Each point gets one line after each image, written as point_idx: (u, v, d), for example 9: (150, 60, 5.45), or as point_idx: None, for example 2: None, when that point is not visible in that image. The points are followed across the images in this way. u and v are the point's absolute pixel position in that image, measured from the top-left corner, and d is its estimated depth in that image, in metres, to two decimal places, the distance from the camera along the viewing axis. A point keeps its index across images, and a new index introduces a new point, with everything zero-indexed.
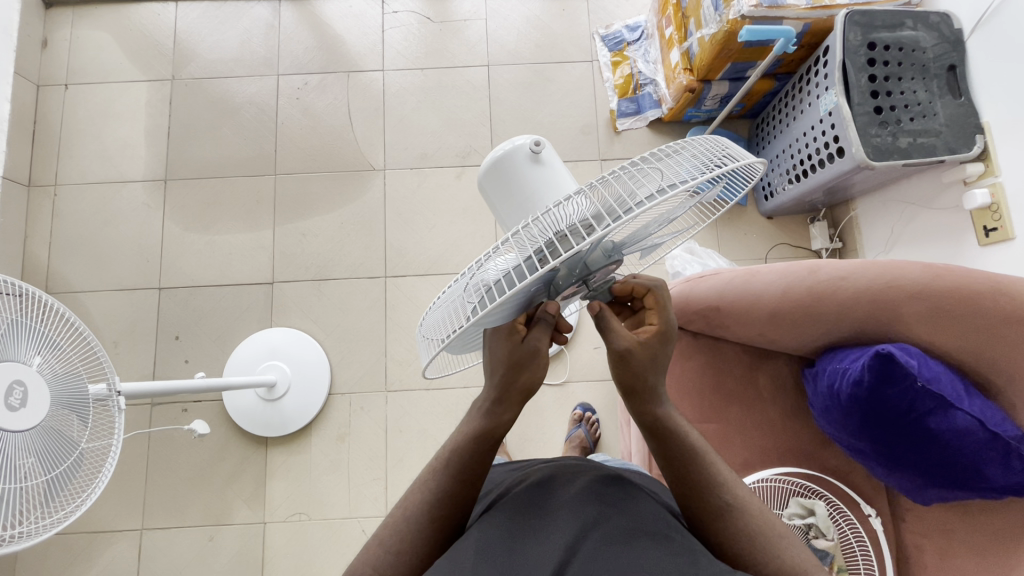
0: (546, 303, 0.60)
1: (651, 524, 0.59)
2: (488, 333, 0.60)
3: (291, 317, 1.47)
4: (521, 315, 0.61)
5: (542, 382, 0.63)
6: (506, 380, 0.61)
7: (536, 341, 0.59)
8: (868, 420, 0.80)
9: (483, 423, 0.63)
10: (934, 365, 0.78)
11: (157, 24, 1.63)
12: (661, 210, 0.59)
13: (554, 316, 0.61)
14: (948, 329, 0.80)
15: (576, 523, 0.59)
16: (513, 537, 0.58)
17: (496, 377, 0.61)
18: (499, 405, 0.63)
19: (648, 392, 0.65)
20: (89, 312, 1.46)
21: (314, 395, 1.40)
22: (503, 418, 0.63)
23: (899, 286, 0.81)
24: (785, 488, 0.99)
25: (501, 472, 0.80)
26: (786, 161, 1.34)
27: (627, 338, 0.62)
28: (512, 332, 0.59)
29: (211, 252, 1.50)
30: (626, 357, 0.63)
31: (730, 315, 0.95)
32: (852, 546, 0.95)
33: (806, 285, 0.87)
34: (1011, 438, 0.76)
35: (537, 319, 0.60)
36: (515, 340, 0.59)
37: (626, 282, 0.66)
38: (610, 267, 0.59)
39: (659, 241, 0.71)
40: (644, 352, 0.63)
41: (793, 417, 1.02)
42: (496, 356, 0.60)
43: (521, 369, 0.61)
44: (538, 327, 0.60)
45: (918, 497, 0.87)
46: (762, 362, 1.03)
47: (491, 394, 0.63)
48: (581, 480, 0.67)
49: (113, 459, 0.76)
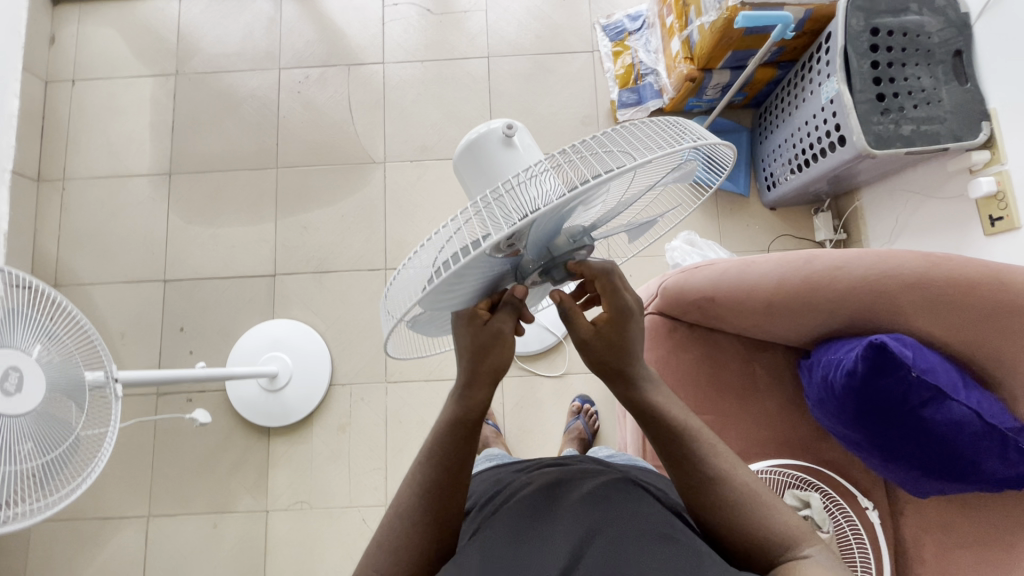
0: (513, 287, 0.61)
1: (656, 525, 0.59)
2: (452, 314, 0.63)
3: (293, 308, 1.49)
4: (483, 301, 0.63)
5: (512, 363, 0.62)
6: (473, 363, 0.62)
7: (499, 325, 0.60)
8: (864, 412, 0.79)
9: (456, 409, 0.63)
10: (930, 356, 0.77)
11: (161, 20, 1.65)
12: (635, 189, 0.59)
13: (520, 299, 0.61)
14: (945, 320, 0.79)
15: (581, 524, 0.59)
16: (520, 538, 0.59)
17: (464, 362, 0.62)
18: (471, 388, 0.63)
19: (632, 384, 0.65)
20: (97, 304, 1.49)
21: (316, 385, 1.42)
22: (473, 401, 0.63)
23: (894, 277, 0.80)
24: (780, 480, 0.98)
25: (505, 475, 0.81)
26: (788, 151, 1.32)
27: (580, 330, 0.63)
28: (473, 318, 0.60)
29: (214, 245, 1.52)
30: (587, 345, 0.63)
31: (724, 305, 0.93)
32: (848, 537, 0.94)
33: (798, 274, 0.86)
34: (1009, 429, 0.74)
35: (503, 304, 0.61)
36: (476, 324, 0.60)
37: (581, 265, 0.58)
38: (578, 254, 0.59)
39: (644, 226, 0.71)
40: (603, 335, 0.63)
41: (790, 409, 1.01)
42: (462, 342, 0.61)
43: (488, 352, 0.61)
44: (503, 311, 0.60)
45: (914, 489, 0.86)
46: (759, 353, 1.02)
47: (461, 380, 0.64)
48: (586, 482, 0.67)
49: (109, 445, 0.78)
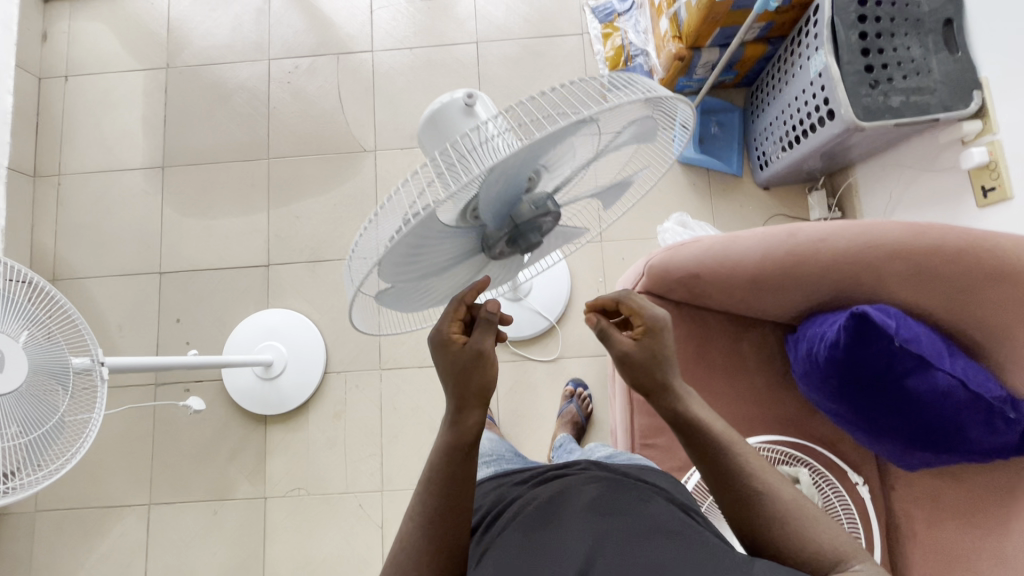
0: (488, 304, 0.64)
1: (665, 523, 0.60)
2: (431, 332, 0.66)
3: (287, 297, 1.50)
4: (456, 325, 0.66)
5: (496, 381, 0.65)
6: (460, 386, 0.64)
7: (479, 343, 0.63)
8: (849, 383, 0.78)
9: (448, 437, 0.65)
10: (914, 325, 0.76)
11: (151, 14, 1.65)
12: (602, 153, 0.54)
13: (494, 315, 0.65)
14: (928, 288, 0.79)
15: (592, 528, 0.59)
16: (534, 546, 0.59)
17: (450, 386, 0.65)
18: (460, 413, 0.65)
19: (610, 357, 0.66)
20: (94, 297, 1.51)
21: (311, 373, 1.43)
22: (467, 425, 0.65)
23: (879, 247, 0.79)
24: (769, 457, 0.97)
25: (506, 486, 0.80)
26: (779, 128, 1.31)
27: (619, 345, 0.66)
28: (451, 343, 0.64)
29: (208, 236, 1.53)
30: (628, 360, 0.66)
31: (710, 281, 0.92)
32: (836, 510, 0.94)
33: (785, 248, 0.85)
34: (995, 398, 0.73)
35: (481, 321, 0.64)
36: (453, 350, 0.64)
37: (597, 300, 0.71)
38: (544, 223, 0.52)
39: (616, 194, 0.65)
40: (643, 348, 0.66)
41: (779, 386, 1.00)
42: (444, 368, 0.65)
43: (471, 373, 0.64)
44: (481, 329, 0.64)
45: (900, 462, 0.85)
46: (747, 329, 1.02)
47: (450, 405, 0.65)
48: (591, 488, 0.67)
49: (90, 433, 0.78)
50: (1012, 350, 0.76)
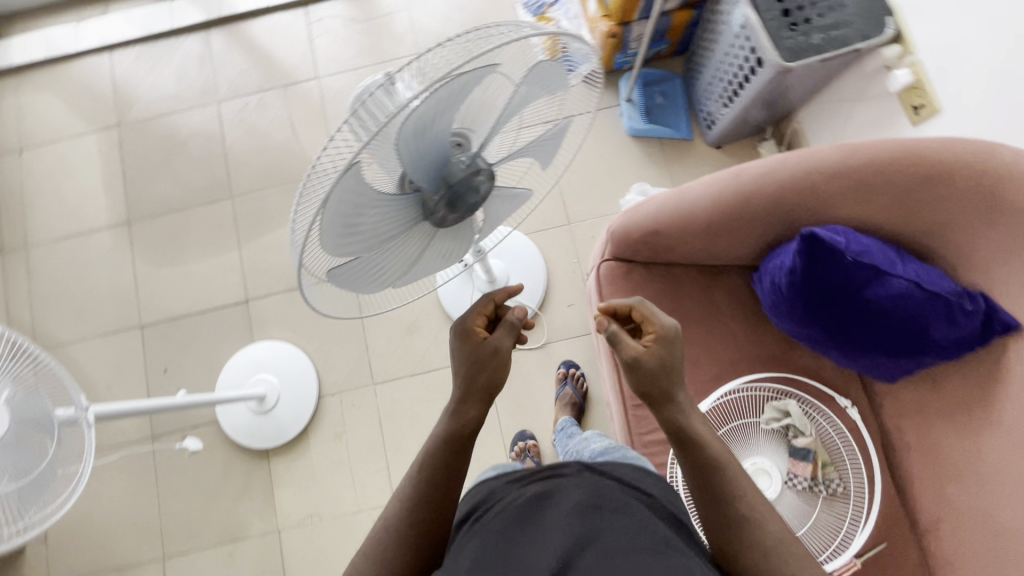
0: (515, 309, 0.73)
1: (651, 542, 0.55)
2: (455, 323, 0.74)
3: (271, 329, 1.50)
4: (480, 321, 0.74)
5: (505, 381, 0.73)
6: (471, 377, 0.71)
7: (498, 341, 0.72)
8: (814, 305, 0.81)
9: (450, 425, 0.70)
10: (863, 238, 0.79)
11: (95, 76, 1.68)
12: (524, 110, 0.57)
13: (517, 321, 0.74)
14: (872, 202, 0.82)
15: (570, 531, 0.55)
16: (508, 549, 0.56)
17: (463, 375, 0.72)
18: (464, 404, 0.71)
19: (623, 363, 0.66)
20: (78, 361, 1.51)
21: (306, 399, 1.44)
22: (467, 416, 0.71)
23: (817, 171, 0.83)
24: (758, 396, 0.99)
25: (496, 479, 0.76)
26: (717, 86, 1.35)
27: (629, 350, 0.66)
28: (471, 335, 0.72)
29: (183, 282, 1.54)
30: (638, 365, 0.66)
31: (670, 235, 0.95)
32: (831, 436, 0.97)
33: (731, 190, 0.88)
34: (952, 293, 0.76)
35: (504, 322, 0.73)
36: (473, 341, 0.72)
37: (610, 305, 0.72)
38: (479, 181, 0.54)
39: (550, 148, 0.64)
40: (655, 353, 0.66)
41: (756, 326, 1.02)
42: (460, 358, 0.72)
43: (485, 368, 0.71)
44: (502, 329, 0.73)
45: (881, 375, 0.87)
46: (717, 277, 1.04)
47: (456, 394, 0.72)
48: (578, 492, 0.62)
49: (80, 480, 0.78)
50: (959, 247, 0.79)
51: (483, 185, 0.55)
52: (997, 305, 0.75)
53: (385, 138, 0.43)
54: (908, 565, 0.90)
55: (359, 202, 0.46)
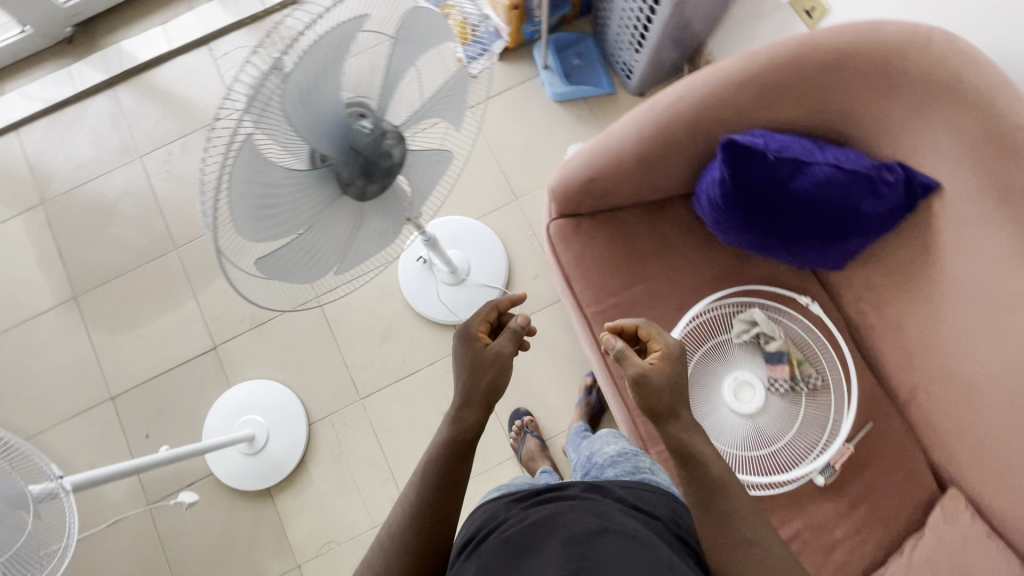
0: (519, 318, 0.79)
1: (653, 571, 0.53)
2: (459, 328, 0.79)
3: (246, 369, 1.48)
4: (482, 328, 0.79)
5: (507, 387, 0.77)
6: (473, 381, 0.75)
7: (500, 348, 0.76)
8: (749, 209, 0.84)
9: (452, 429, 0.73)
10: (780, 136, 0.82)
11: (6, 158, 1.62)
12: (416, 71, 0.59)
13: (520, 330, 0.78)
14: (781, 101, 0.85)
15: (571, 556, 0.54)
16: (515, 564, 0.57)
17: (465, 380, 0.75)
18: (463, 409, 0.73)
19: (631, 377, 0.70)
20: (54, 448, 1.45)
21: (296, 429, 1.42)
22: (468, 421, 0.73)
23: (724, 84, 0.86)
24: (725, 313, 1.02)
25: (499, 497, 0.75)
26: (626, 34, 1.39)
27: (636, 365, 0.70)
28: (474, 340, 0.77)
29: (146, 344, 1.50)
30: (642, 380, 0.69)
31: (605, 178, 0.98)
32: (800, 335, 1.00)
33: (651, 120, 0.91)
34: (871, 168, 0.79)
35: (508, 330, 0.78)
36: (476, 345, 0.76)
37: (617, 324, 0.78)
38: (387, 142, 0.56)
39: (456, 104, 0.63)
40: (660, 368, 0.70)
41: (709, 249, 1.05)
42: (461, 362, 0.76)
43: (486, 373, 0.75)
44: (506, 337, 0.77)
45: (830, 264, 0.90)
46: (662, 211, 1.06)
47: (457, 401, 0.75)
48: (586, 517, 0.61)
49: (61, 559, 0.78)
50: (869, 124, 0.83)
51: (392, 147, 0.57)
52: (912, 170, 0.80)
53: (271, 105, 0.46)
54: (892, 433, 0.96)
55: (268, 180, 0.48)
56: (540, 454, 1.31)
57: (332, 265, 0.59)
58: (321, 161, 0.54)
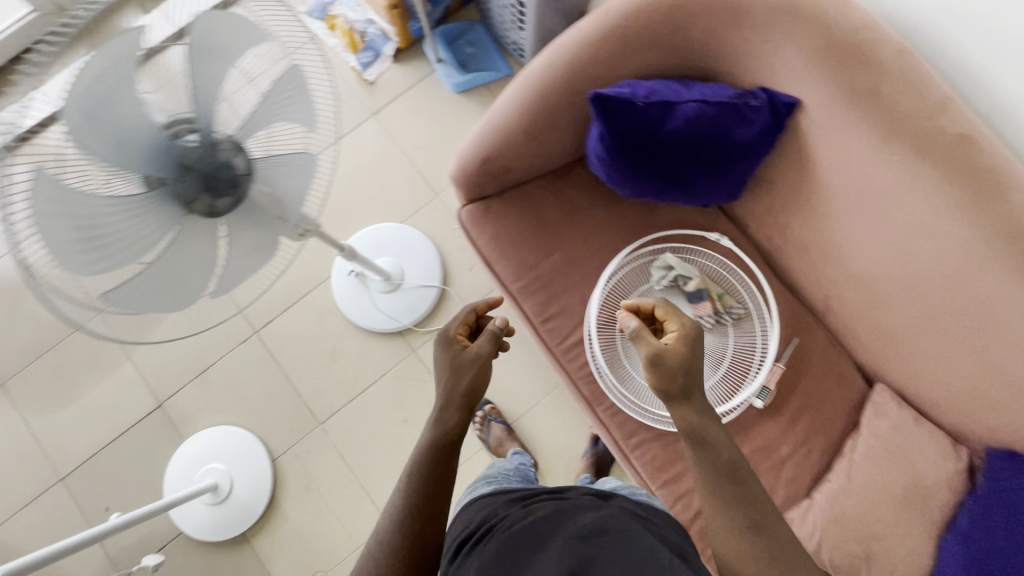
0: (500, 321, 0.83)
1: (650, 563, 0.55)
2: (441, 331, 0.85)
3: (198, 420, 1.44)
4: (461, 330, 0.85)
5: (487, 387, 0.81)
6: (453, 383, 0.79)
7: (479, 350, 0.81)
8: (634, 157, 0.86)
9: (435, 431, 0.77)
10: (646, 82, 0.84)
11: None
12: (246, 75, 0.58)
13: (500, 330, 0.83)
14: (643, 49, 0.87)
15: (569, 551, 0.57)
16: (515, 562, 0.59)
17: (445, 382, 0.80)
18: (444, 412, 0.78)
19: (655, 359, 0.72)
20: (9, 543, 1.38)
21: (260, 469, 1.39)
22: (449, 423, 0.77)
23: (586, 41, 0.87)
24: (641, 264, 1.05)
25: (495, 497, 0.79)
26: (508, 15, 1.40)
27: (653, 343, 0.72)
28: (453, 344, 0.82)
29: (87, 416, 1.44)
30: (658, 359, 0.72)
31: (500, 156, 0.99)
32: (715, 270, 1.04)
33: (527, 92, 0.92)
34: (734, 97, 0.82)
35: (489, 331, 0.83)
36: (454, 347, 0.82)
37: (636, 302, 0.79)
38: (221, 153, 0.57)
39: (303, 104, 0.62)
40: (676, 349, 0.73)
41: (617, 206, 1.07)
42: (442, 366, 0.82)
43: (465, 373, 0.80)
44: (486, 338, 0.82)
45: (724, 197, 0.94)
46: (565, 178, 1.08)
47: (439, 404, 0.79)
48: (585, 516, 0.64)
49: None
50: (726, 57, 0.85)
51: (230, 155, 0.58)
52: (772, 92, 0.83)
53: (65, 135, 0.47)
54: (818, 344, 1.01)
55: (84, 207, 0.49)
56: (507, 437, 1.34)
57: (195, 286, 0.58)
58: (153, 182, 0.54)
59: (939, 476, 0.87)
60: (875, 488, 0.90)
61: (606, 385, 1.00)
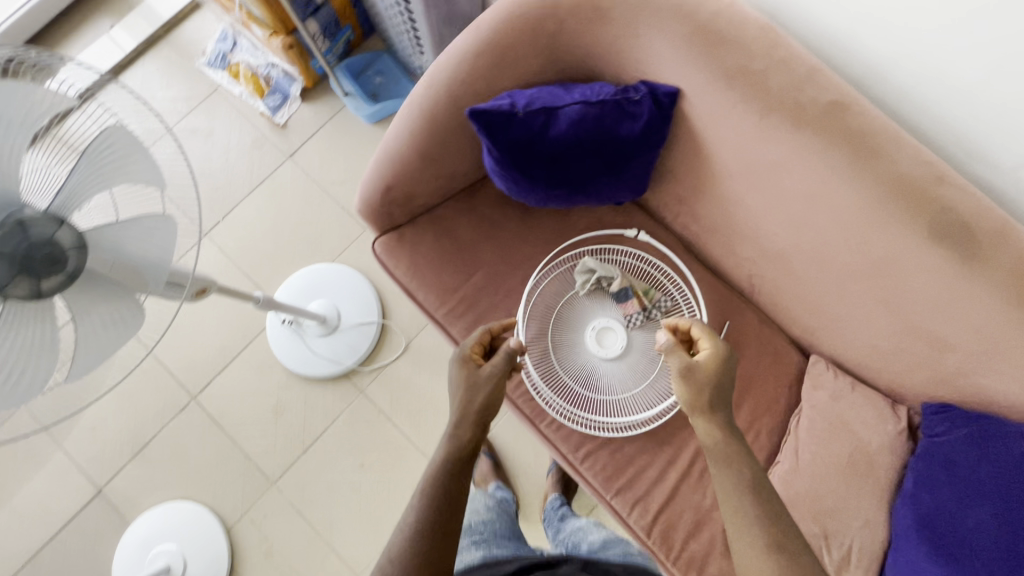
0: (517, 342, 0.83)
1: None
2: (458, 348, 0.86)
3: (143, 501, 1.36)
4: (478, 349, 0.86)
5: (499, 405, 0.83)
6: (468, 401, 0.81)
7: (495, 368, 0.82)
8: (527, 166, 0.85)
9: (449, 446, 0.78)
10: (527, 91, 0.84)
11: None
12: (62, 147, 0.59)
13: (517, 351, 0.84)
14: (522, 59, 0.86)
15: None
16: None
17: (461, 400, 0.81)
18: (460, 428, 0.79)
19: (687, 371, 0.76)
20: None
21: (214, 541, 1.31)
22: (463, 438, 0.79)
23: (464, 59, 0.86)
24: (564, 271, 1.02)
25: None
26: (407, 41, 1.39)
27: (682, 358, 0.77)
28: (470, 362, 0.84)
29: (21, 516, 1.34)
30: (688, 372, 0.76)
31: (401, 184, 0.96)
32: (637, 267, 1.03)
33: (416, 116, 0.90)
34: (615, 95, 0.83)
35: (505, 351, 0.83)
36: (470, 366, 0.83)
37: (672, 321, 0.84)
38: (37, 232, 0.56)
39: (146, 161, 0.60)
40: (711, 366, 0.76)
41: (532, 216, 1.05)
42: (459, 383, 0.83)
43: (480, 391, 0.81)
44: (501, 358, 0.82)
45: (628, 193, 0.94)
46: (476, 196, 1.05)
47: (452, 420, 0.81)
48: None
49: None
50: (604, 55, 0.85)
51: (51, 230, 0.56)
52: (653, 84, 0.83)
53: None
54: (749, 325, 0.99)
55: None
56: (493, 471, 1.24)
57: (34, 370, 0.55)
58: None
59: (882, 440, 0.86)
60: (822, 462, 0.88)
61: (544, 398, 0.97)
